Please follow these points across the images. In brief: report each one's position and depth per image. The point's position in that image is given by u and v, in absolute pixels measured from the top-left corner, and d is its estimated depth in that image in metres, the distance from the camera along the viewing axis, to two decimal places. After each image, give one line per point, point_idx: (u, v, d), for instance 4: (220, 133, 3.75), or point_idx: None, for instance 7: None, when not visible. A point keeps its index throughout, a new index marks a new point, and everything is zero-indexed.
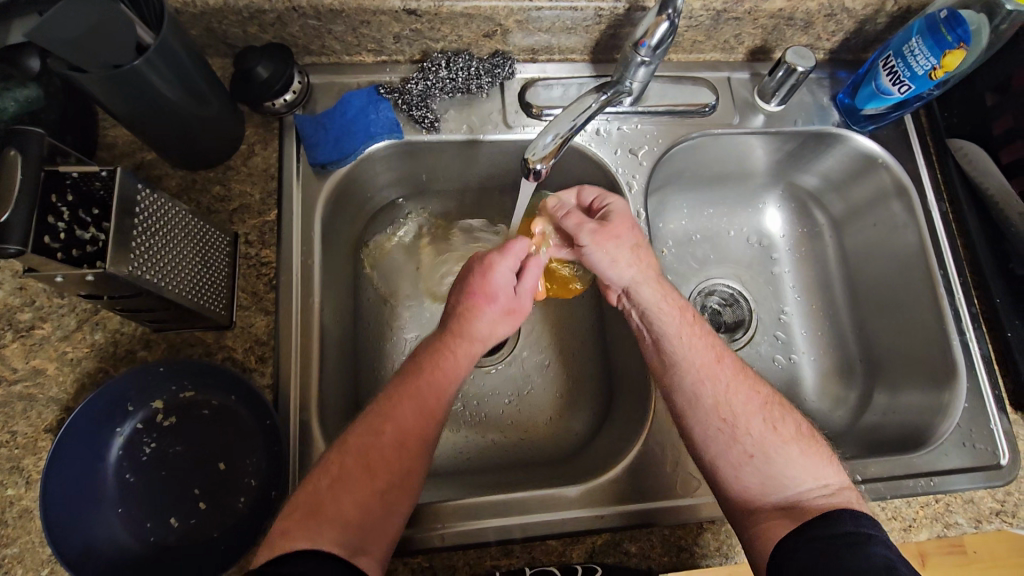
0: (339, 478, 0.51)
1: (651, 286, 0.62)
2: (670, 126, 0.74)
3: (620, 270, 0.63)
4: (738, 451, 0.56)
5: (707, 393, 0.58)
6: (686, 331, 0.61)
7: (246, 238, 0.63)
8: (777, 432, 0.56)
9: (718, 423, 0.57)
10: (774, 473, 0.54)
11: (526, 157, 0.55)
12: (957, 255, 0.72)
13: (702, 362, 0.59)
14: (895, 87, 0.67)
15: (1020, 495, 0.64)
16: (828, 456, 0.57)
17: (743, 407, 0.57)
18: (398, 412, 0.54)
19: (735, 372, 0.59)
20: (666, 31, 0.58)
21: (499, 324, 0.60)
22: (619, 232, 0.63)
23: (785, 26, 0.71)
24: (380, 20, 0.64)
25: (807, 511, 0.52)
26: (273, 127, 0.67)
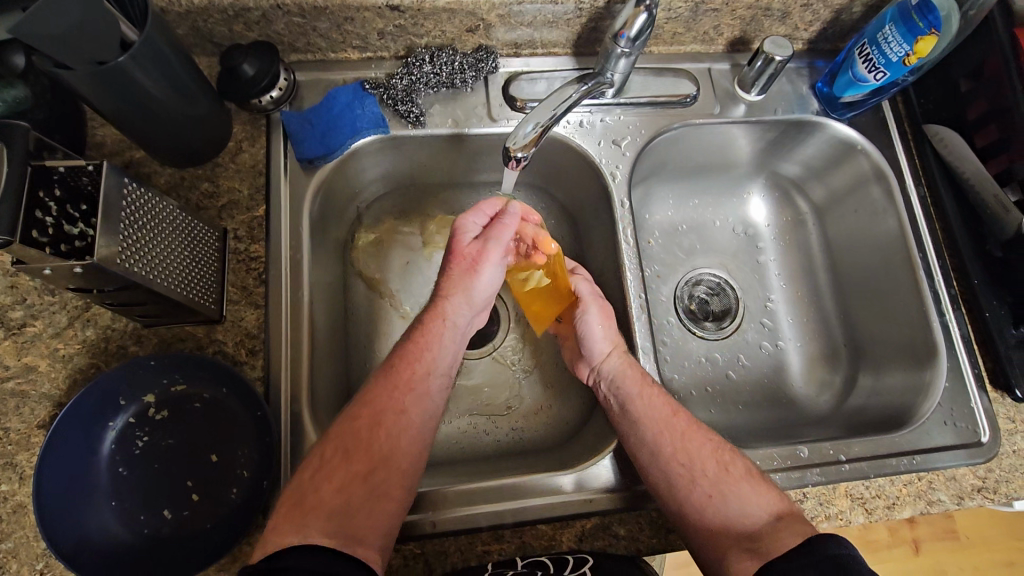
0: (320, 468, 0.52)
1: (621, 357, 0.65)
2: (653, 117, 0.75)
3: (596, 345, 0.66)
4: (700, 498, 0.56)
5: (667, 444, 0.59)
6: (647, 391, 0.62)
7: (235, 233, 0.64)
8: (729, 472, 0.57)
9: (677, 470, 0.57)
10: (733, 515, 0.54)
11: (508, 146, 0.55)
12: (936, 238, 0.74)
13: (660, 419, 0.60)
14: (871, 74, 0.69)
15: (1001, 472, 0.66)
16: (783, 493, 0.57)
17: (698, 453, 0.58)
18: (375, 395, 0.57)
19: (691, 424, 0.61)
20: (644, 22, 0.60)
21: (459, 279, 0.63)
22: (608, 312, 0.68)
23: (762, 16, 0.72)
24: (364, 17, 0.65)
25: (771, 544, 0.51)
26: (260, 124, 0.68)
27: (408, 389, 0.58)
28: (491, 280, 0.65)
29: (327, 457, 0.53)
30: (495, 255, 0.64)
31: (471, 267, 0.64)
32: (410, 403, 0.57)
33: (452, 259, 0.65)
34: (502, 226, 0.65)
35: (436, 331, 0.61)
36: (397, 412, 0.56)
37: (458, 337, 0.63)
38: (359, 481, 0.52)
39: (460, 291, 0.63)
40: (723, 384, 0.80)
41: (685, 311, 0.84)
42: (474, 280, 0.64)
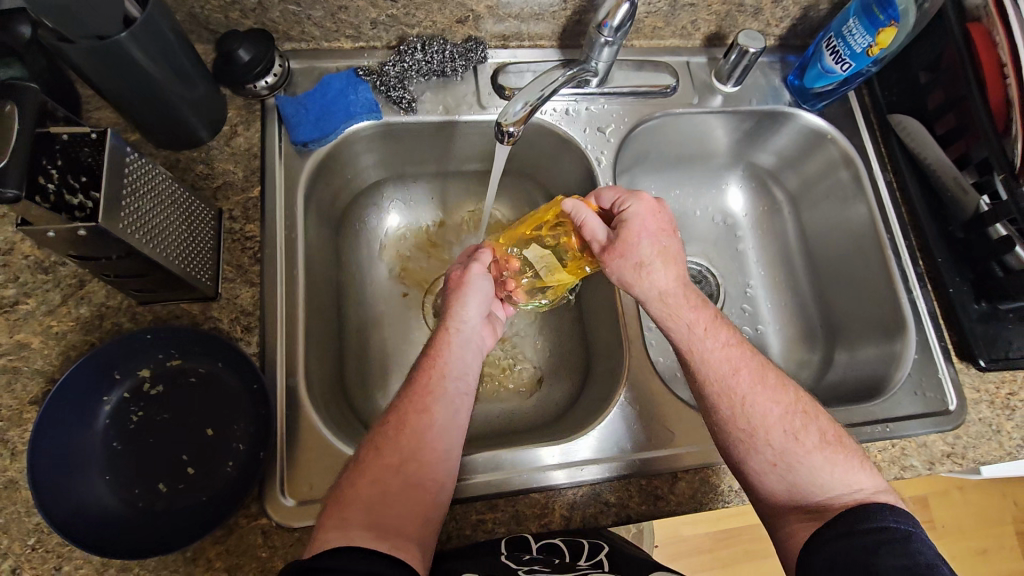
0: (355, 468, 0.53)
1: (670, 301, 0.62)
2: (635, 106, 0.79)
3: (644, 286, 0.62)
4: (763, 463, 0.57)
5: (725, 405, 0.59)
6: (703, 346, 0.61)
7: (230, 214, 0.65)
8: (798, 442, 0.57)
9: (738, 434, 0.58)
10: (802, 481, 0.56)
11: (499, 122, 0.57)
12: (902, 222, 0.78)
13: (719, 377, 0.60)
14: (838, 65, 0.73)
15: (968, 438, 0.69)
16: (857, 459, 0.57)
17: (763, 420, 0.58)
18: (403, 398, 0.58)
19: (753, 383, 0.59)
20: (627, 12, 0.63)
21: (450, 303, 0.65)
22: (629, 248, 0.61)
23: (737, 12, 0.77)
24: (358, 6, 0.67)
25: (830, 510, 0.54)
26: (255, 109, 0.69)
27: (428, 394, 0.58)
28: (473, 309, 0.64)
29: (364, 459, 0.54)
30: (475, 284, 0.65)
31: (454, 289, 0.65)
32: (433, 403, 0.57)
33: (448, 288, 0.67)
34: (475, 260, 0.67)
35: (443, 340, 0.62)
36: (422, 412, 0.56)
37: (462, 359, 0.61)
38: (386, 475, 0.52)
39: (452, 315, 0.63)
40: None
41: None
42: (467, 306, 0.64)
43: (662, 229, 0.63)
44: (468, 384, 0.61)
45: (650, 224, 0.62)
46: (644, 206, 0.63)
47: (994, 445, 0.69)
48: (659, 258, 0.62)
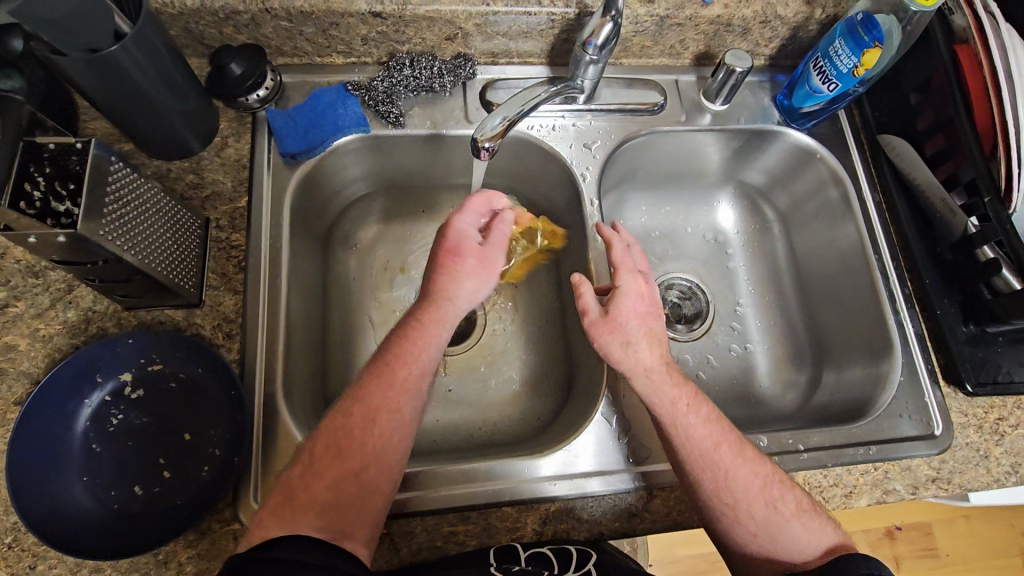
0: (309, 468, 0.53)
1: (657, 381, 0.60)
2: (622, 123, 0.79)
3: (627, 363, 0.60)
4: (744, 534, 0.57)
5: (706, 480, 0.57)
6: (687, 421, 0.59)
7: (218, 223, 0.66)
8: (778, 512, 0.57)
9: (721, 508, 0.57)
10: (781, 548, 0.56)
11: (476, 137, 0.58)
12: (891, 243, 0.77)
13: (701, 454, 0.58)
14: (824, 85, 0.73)
15: (955, 463, 0.68)
16: (825, 519, 0.58)
17: (744, 492, 0.57)
18: (367, 393, 0.56)
19: (734, 458, 0.58)
20: (610, 31, 0.64)
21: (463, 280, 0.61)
22: (620, 329, 0.61)
23: (725, 32, 0.77)
24: (348, 23, 0.69)
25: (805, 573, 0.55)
26: (246, 121, 0.71)
27: (403, 393, 0.57)
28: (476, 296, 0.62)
29: (316, 454, 0.54)
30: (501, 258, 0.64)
31: (473, 269, 0.61)
32: (404, 400, 0.57)
33: (454, 255, 0.62)
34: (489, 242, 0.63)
35: (433, 330, 0.59)
36: (393, 412, 0.56)
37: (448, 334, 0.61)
38: (343, 480, 0.53)
39: (467, 287, 0.61)
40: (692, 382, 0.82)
41: None
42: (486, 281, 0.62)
43: (656, 314, 0.63)
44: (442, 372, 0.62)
45: (641, 300, 0.62)
46: (635, 286, 0.62)
47: (981, 471, 0.67)
48: (645, 339, 0.61)
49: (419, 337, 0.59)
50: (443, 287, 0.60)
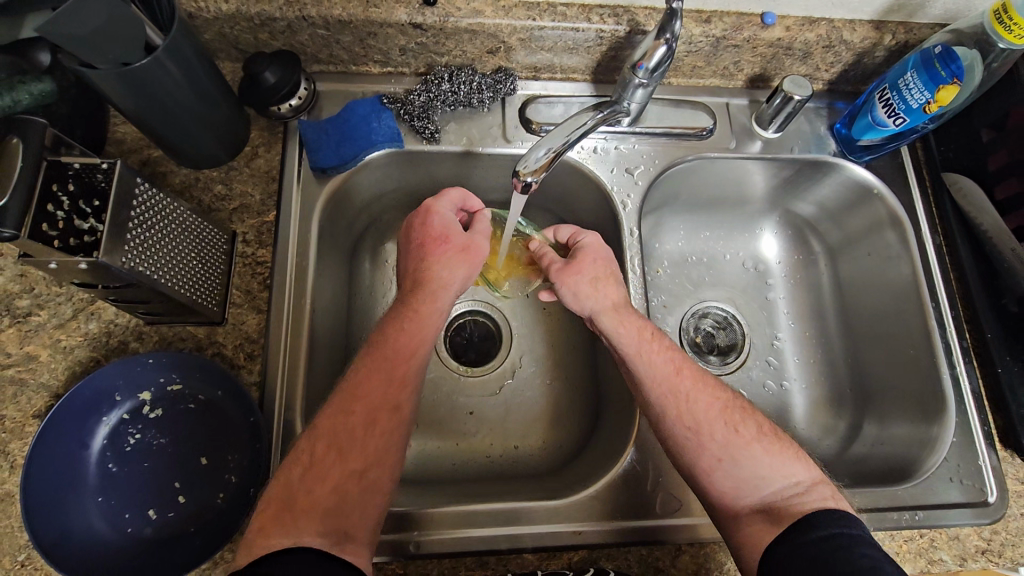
0: (311, 464, 0.50)
1: (625, 314, 0.64)
2: (667, 148, 0.75)
3: (599, 297, 0.64)
4: (710, 461, 0.58)
5: (669, 406, 0.60)
6: (646, 349, 0.62)
7: (244, 237, 0.64)
8: (740, 436, 0.58)
9: (684, 434, 0.59)
10: (744, 475, 0.57)
11: (518, 169, 0.55)
12: (949, 291, 0.73)
13: (662, 380, 0.61)
14: (890, 119, 0.68)
15: (1007, 535, 0.63)
16: (791, 450, 0.59)
17: (705, 416, 0.59)
18: (365, 389, 0.54)
19: (694, 383, 0.61)
20: (663, 54, 0.60)
21: (457, 265, 0.62)
22: (580, 266, 0.66)
23: (784, 55, 0.73)
24: (387, 33, 0.66)
25: (786, 515, 0.54)
26: (277, 131, 0.69)
27: (402, 388, 0.55)
28: (462, 268, 0.62)
29: (316, 452, 0.51)
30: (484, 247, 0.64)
31: (458, 256, 0.62)
32: (402, 399, 0.55)
33: (453, 248, 0.62)
34: (440, 221, 0.63)
35: (433, 323, 0.59)
36: (393, 409, 0.55)
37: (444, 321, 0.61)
38: (345, 483, 0.51)
39: (460, 277, 0.62)
40: None
41: (690, 343, 0.83)
42: (473, 270, 0.63)
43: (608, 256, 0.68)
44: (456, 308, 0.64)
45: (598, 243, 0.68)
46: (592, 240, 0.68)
47: None
48: (608, 275, 0.66)
49: (412, 315, 0.58)
50: (439, 276, 0.61)
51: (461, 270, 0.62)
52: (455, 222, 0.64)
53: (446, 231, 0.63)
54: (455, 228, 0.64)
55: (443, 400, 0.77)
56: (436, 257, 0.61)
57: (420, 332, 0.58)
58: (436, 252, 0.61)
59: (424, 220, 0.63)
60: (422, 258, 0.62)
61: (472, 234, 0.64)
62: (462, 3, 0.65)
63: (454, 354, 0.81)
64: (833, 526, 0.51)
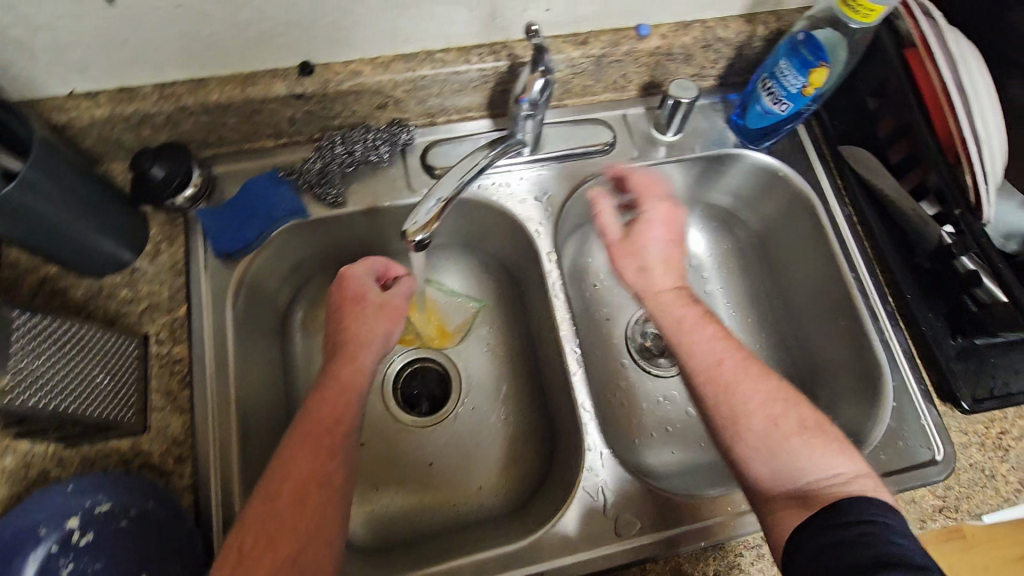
0: (241, 561, 0.47)
1: (667, 302, 0.62)
2: (573, 168, 0.76)
3: (639, 283, 0.64)
4: (745, 451, 0.56)
5: (710, 391, 0.58)
6: (684, 337, 0.61)
7: (156, 337, 0.62)
8: (782, 429, 0.56)
9: (724, 420, 0.58)
10: (787, 468, 0.55)
11: (408, 228, 0.57)
12: (868, 258, 0.74)
13: (705, 369, 0.59)
14: (776, 106, 0.70)
15: (960, 488, 0.65)
16: (834, 440, 0.56)
17: (748, 407, 0.57)
18: (294, 468, 0.51)
19: (737, 372, 0.58)
20: (542, 86, 0.62)
21: (377, 322, 0.61)
22: (624, 252, 0.64)
23: (667, 61, 0.75)
24: (270, 108, 0.66)
25: (818, 500, 0.53)
26: (178, 223, 0.67)
27: (330, 456, 0.53)
28: (384, 325, 0.61)
29: (245, 548, 0.47)
30: (400, 317, 0.63)
31: (374, 313, 0.61)
32: (329, 471, 0.52)
33: (370, 310, 0.61)
34: (352, 286, 0.62)
35: (356, 381, 0.57)
36: (323, 483, 0.51)
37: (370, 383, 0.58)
38: (278, 572, 0.47)
39: (380, 335, 0.60)
40: (682, 420, 0.82)
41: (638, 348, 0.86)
42: (396, 327, 0.62)
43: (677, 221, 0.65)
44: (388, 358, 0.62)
45: (670, 220, 0.64)
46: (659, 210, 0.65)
47: (989, 492, 0.65)
48: (662, 262, 0.63)
49: (334, 382, 0.56)
50: (358, 335, 0.59)
51: (379, 328, 0.60)
52: (371, 283, 0.63)
53: (363, 291, 0.62)
54: (373, 288, 0.62)
55: (400, 456, 0.76)
56: (352, 325, 0.60)
57: (342, 394, 0.56)
58: (354, 313, 0.60)
59: (339, 285, 0.62)
60: (339, 321, 0.61)
61: (391, 297, 0.63)
62: (340, 67, 0.65)
63: (406, 407, 0.80)
64: (864, 512, 0.49)
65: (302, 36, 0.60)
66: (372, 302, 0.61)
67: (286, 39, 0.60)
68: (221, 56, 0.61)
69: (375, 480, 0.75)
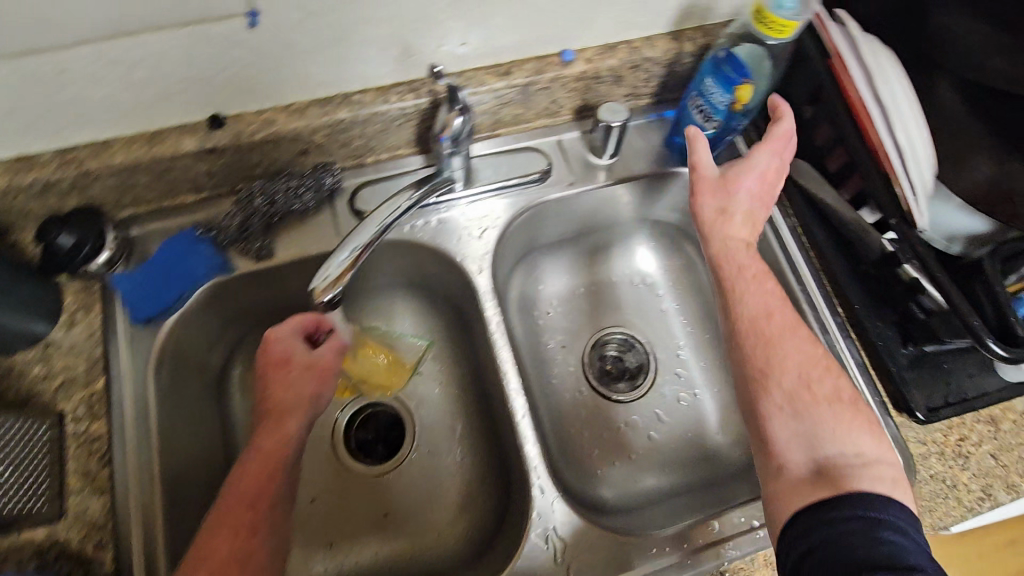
0: None
1: (735, 252, 0.63)
2: (511, 199, 0.75)
3: (715, 229, 0.64)
4: (772, 405, 0.57)
5: (747, 336, 0.60)
6: (744, 285, 0.61)
7: (73, 414, 0.59)
8: (813, 392, 0.56)
9: (756, 371, 0.58)
10: (808, 429, 0.55)
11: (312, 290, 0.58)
12: (814, 269, 0.73)
13: (750, 317, 0.60)
14: (707, 124, 0.69)
15: (921, 502, 0.64)
16: (864, 421, 0.56)
17: (788, 361, 0.58)
18: (212, 551, 0.49)
19: (782, 329, 0.59)
20: (462, 124, 0.60)
21: (304, 387, 0.59)
22: (713, 191, 0.64)
23: (596, 84, 0.73)
24: (183, 164, 0.63)
25: (832, 476, 0.52)
26: (94, 289, 0.64)
27: (252, 533, 0.50)
28: (312, 389, 0.60)
29: None
30: (330, 376, 0.61)
31: (301, 378, 0.59)
32: (252, 550, 0.50)
33: (295, 374, 0.59)
34: (278, 347, 0.59)
35: (282, 452, 0.55)
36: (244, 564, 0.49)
37: (298, 451, 0.56)
38: None
39: (307, 401, 0.58)
40: (646, 447, 0.79)
41: (598, 374, 0.84)
42: (324, 389, 0.60)
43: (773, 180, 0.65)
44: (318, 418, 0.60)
45: (767, 175, 0.63)
46: (763, 162, 0.63)
47: (952, 503, 0.64)
48: (745, 210, 0.64)
49: (257, 454, 0.54)
50: (284, 403, 0.57)
51: (305, 392, 0.59)
52: (297, 343, 0.60)
53: (289, 353, 0.59)
54: (300, 348, 0.60)
55: (353, 510, 0.73)
56: (277, 391, 0.58)
57: (267, 465, 0.53)
58: (279, 378, 0.58)
59: (263, 347, 0.60)
60: (263, 386, 0.58)
61: (319, 356, 0.61)
62: (252, 117, 0.63)
63: (359, 455, 0.77)
64: (870, 504, 0.49)
65: (205, 90, 0.58)
66: (299, 364, 0.59)
67: (188, 93, 0.58)
68: (122, 117, 0.58)
69: (326, 538, 0.72)
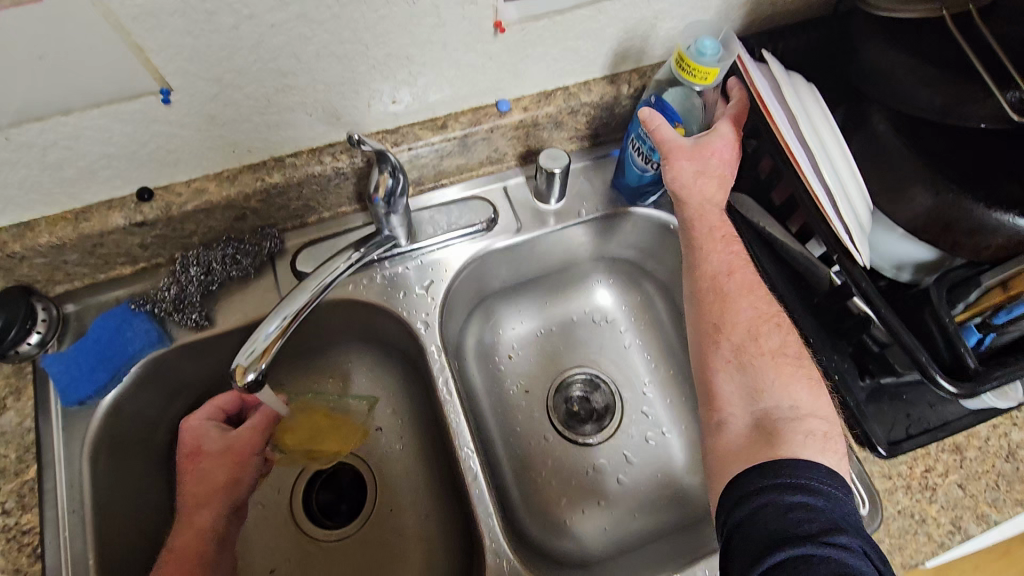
0: None
1: (709, 214, 0.64)
2: (459, 249, 0.74)
3: (689, 195, 0.63)
4: (720, 358, 0.60)
5: (705, 290, 0.63)
6: (709, 244, 0.64)
7: (3, 507, 0.57)
8: (761, 344, 0.59)
9: (710, 323, 0.62)
10: (753, 381, 0.58)
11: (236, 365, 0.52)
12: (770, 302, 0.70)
13: (711, 273, 0.63)
14: (649, 165, 0.70)
15: (890, 540, 0.62)
16: (805, 376, 0.58)
17: (741, 318, 0.61)
18: None
19: (739, 286, 0.62)
20: (394, 184, 0.59)
21: (217, 472, 0.62)
22: (694, 160, 0.62)
23: (537, 130, 0.73)
24: (114, 239, 0.62)
25: (770, 431, 0.54)
26: (26, 372, 0.62)
27: None
28: (224, 472, 0.62)
29: None
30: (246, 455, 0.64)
31: (214, 464, 0.62)
32: None
33: (207, 462, 0.62)
34: (190, 437, 0.63)
35: (195, 542, 0.58)
36: None
37: (215, 538, 0.59)
38: None
39: (222, 485, 0.61)
40: (615, 494, 0.77)
41: (563, 419, 0.81)
42: (241, 469, 0.63)
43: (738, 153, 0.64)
44: (239, 499, 0.63)
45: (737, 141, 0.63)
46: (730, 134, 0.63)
47: (922, 540, 0.62)
48: (717, 179, 0.63)
49: (172, 549, 0.57)
50: (196, 492, 0.60)
51: (218, 479, 0.61)
52: (210, 430, 0.64)
53: (200, 442, 0.63)
54: (211, 436, 0.64)
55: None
56: (193, 480, 0.61)
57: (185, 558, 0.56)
58: (192, 469, 0.62)
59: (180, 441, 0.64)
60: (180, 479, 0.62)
61: (235, 439, 0.64)
62: (182, 188, 0.62)
63: (319, 519, 0.74)
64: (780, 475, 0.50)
65: (128, 165, 0.57)
66: (211, 451, 0.63)
67: (111, 170, 0.57)
68: (43, 198, 0.57)
69: None
